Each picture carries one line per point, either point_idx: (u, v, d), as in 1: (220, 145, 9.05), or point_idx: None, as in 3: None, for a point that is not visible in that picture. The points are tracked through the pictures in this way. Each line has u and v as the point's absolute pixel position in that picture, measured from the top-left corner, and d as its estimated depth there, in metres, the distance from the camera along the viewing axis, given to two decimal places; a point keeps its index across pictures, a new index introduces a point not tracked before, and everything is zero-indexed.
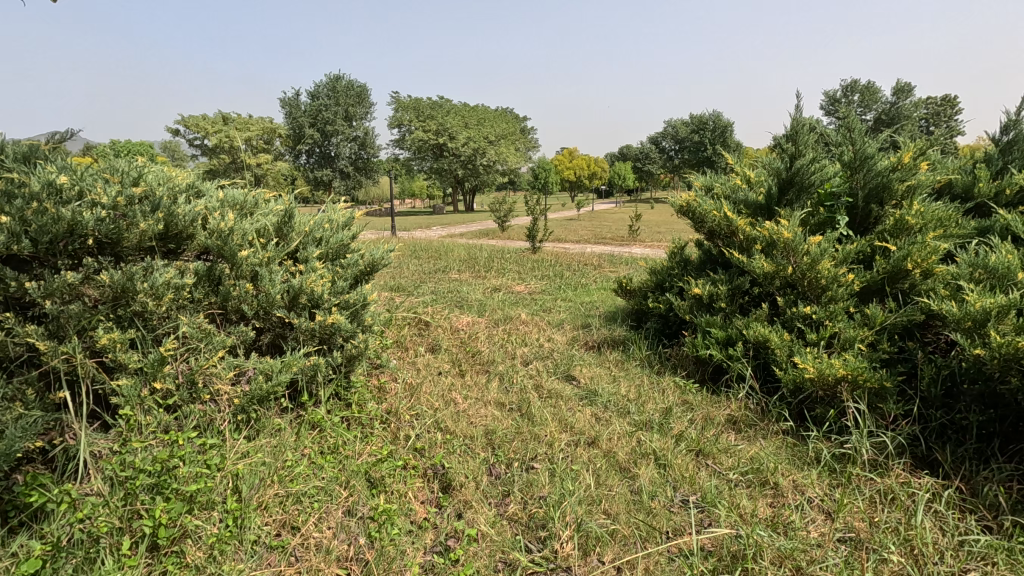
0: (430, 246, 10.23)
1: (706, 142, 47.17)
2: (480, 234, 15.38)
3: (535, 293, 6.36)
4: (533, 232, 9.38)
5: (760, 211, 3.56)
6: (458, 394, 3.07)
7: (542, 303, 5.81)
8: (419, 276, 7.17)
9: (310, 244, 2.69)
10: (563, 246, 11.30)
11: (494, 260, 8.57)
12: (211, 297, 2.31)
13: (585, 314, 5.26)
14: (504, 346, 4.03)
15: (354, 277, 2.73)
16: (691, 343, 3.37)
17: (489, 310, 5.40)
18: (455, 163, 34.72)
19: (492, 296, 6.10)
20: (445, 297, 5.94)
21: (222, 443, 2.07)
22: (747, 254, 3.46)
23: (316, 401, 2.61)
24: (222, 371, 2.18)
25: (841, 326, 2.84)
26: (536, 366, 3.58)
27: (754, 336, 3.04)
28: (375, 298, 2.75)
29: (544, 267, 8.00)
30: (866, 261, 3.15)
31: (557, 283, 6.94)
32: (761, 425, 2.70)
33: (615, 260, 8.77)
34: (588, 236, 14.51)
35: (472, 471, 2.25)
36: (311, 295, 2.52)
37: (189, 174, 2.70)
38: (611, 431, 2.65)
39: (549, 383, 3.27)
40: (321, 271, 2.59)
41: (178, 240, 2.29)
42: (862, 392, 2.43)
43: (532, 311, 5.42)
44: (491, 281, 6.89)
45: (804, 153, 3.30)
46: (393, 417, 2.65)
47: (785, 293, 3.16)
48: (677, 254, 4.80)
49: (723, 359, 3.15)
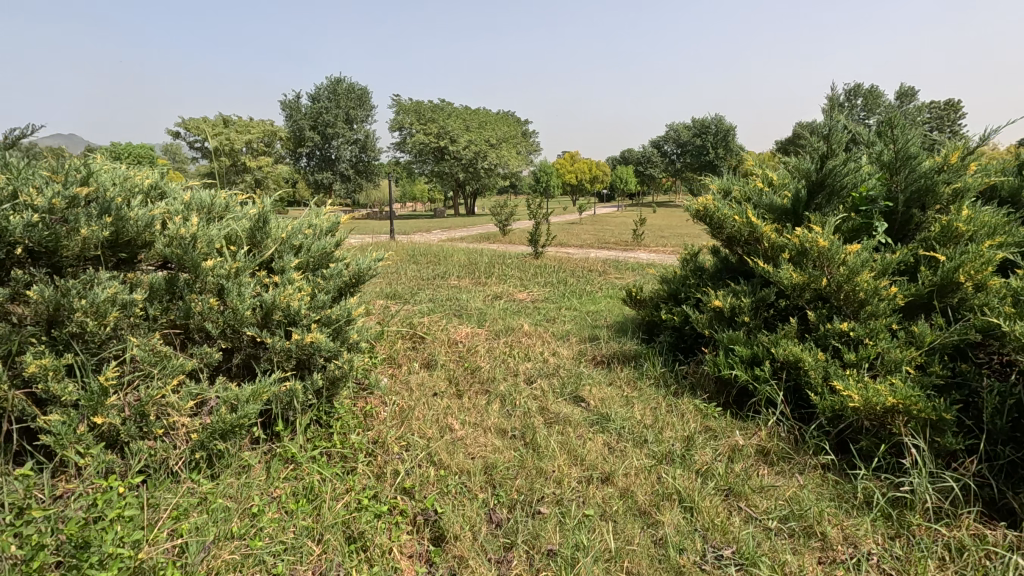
0: (429, 250, 9.94)
1: (709, 146, 46.95)
2: (480, 238, 15.09)
3: (539, 301, 6.05)
4: (535, 237, 9.08)
5: (786, 216, 3.25)
6: (455, 418, 2.76)
7: (545, 312, 5.50)
8: (417, 283, 6.87)
9: (288, 253, 2.38)
10: (566, 250, 11.00)
11: (495, 265, 8.26)
12: (169, 314, 2.01)
13: (592, 325, 4.95)
14: (505, 362, 3.72)
15: (339, 290, 2.44)
16: (711, 361, 3.06)
17: (489, 319, 5.10)
18: (456, 166, 34.47)
19: (492, 304, 5.80)
20: (444, 305, 5.64)
21: (172, 491, 1.77)
22: (772, 263, 3.15)
23: (293, 430, 2.31)
24: (178, 402, 1.88)
25: (884, 346, 2.53)
26: (541, 385, 3.27)
27: (783, 355, 2.73)
28: (360, 313, 2.45)
29: (547, 273, 7.70)
30: (906, 272, 2.85)
31: (561, 290, 6.63)
32: (796, 458, 2.40)
33: (620, 266, 8.45)
34: (591, 240, 14.22)
35: (467, 517, 1.94)
36: (288, 310, 2.22)
37: (151, 173, 2.40)
38: (627, 466, 2.34)
39: (555, 405, 2.96)
40: (299, 284, 2.29)
41: (131, 248, 1.99)
42: (916, 425, 2.12)
43: (535, 320, 5.11)
44: (492, 288, 6.58)
45: (837, 153, 2.99)
46: (380, 449, 2.34)
47: (817, 307, 2.85)
48: (690, 261, 4.49)
49: (748, 380, 2.84)
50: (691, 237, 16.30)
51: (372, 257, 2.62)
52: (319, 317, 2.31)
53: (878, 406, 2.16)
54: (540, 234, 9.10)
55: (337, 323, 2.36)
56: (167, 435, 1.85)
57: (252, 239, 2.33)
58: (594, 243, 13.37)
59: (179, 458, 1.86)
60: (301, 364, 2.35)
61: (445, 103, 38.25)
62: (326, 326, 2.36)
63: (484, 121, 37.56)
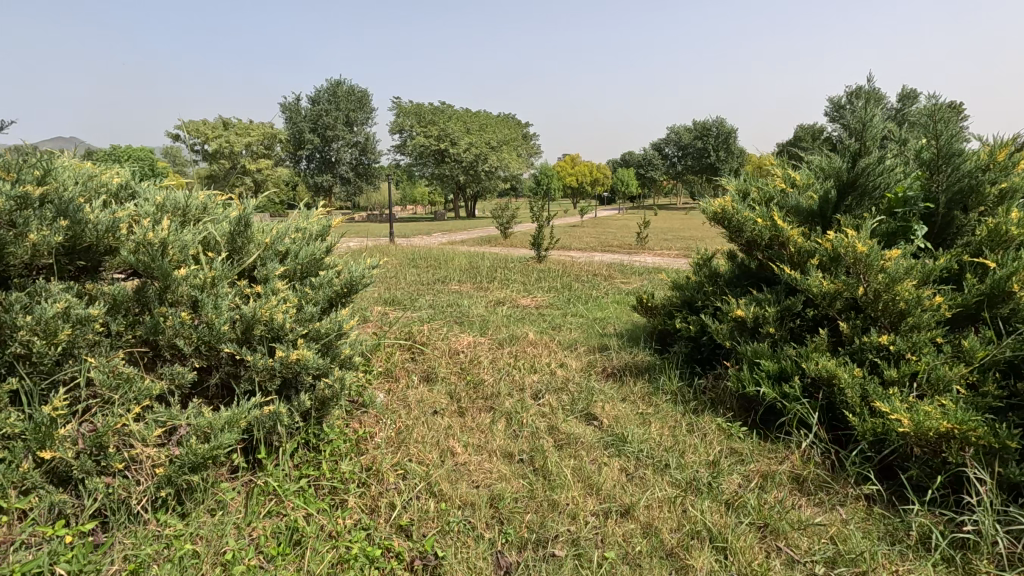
0: (429, 254, 9.71)
1: (710, 149, 46.78)
2: (481, 242, 14.87)
3: (543, 308, 5.82)
4: (538, 240, 8.84)
5: (812, 219, 3.02)
6: (457, 440, 2.53)
7: (550, 319, 5.27)
8: (416, 288, 6.64)
9: (272, 260, 2.15)
10: (570, 254, 10.77)
11: (497, 269, 8.02)
12: (135, 329, 1.79)
13: (600, 333, 4.72)
14: (510, 375, 3.49)
15: (329, 300, 2.22)
16: (734, 376, 2.82)
17: (492, 327, 4.86)
18: (456, 169, 34.30)
19: (495, 311, 5.56)
20: (445, 312, 5.40)
21: (132, 538, 1.55)
22: (799, 270, 2.92)
23: (278, 457, 2.08)
24: (143, 432, 1.65)
25: (929, 362, 2.30)
26: (549, 401, 3.04)
27: (815, 371, 2.50)
28: (352, 326, 2.22)
29: (551, 278, 7.47)
30: (948, 279, 2.62)
31: (566, 296, 6.39)
32: (835, 487, 2.17)
33: (625, 271, 8.22)
34: (594, 243, 13.99)
35: (472, 562, 1.72)
36: (271, 323, 1.99)
37: (120, 172, 2.18)
38: (648, 497, 2.11)
39: (565, 424, 2.73)
40: (284, 294, 2.06)
41: (91, 256, 1.77)
42: (976, 453, 1.89)
43: (541, 328, 4.88)
44: (494, 294, 6.35)
45: (871, 151, 2.76)
46: (375, 478, 2.12)
47: (850, 318, 2.63)
48: (704, 267, 4.26)
49: (775, 398, 2.61)
50: (695, 240, 16.07)
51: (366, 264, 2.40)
52: (306, 331, 2.08)
53: (932, 431, 1.93)
54: (543, 237, 8.88)
55: (326, 338, 2.13)
56: (128, 470, 1.62)
57: (232, 243, 2.09)
58: (597, 246, 13.14)
59: (143, 497, 1.63)
60: (287, 383, 2.12)
61: (446, 106, 38.08)
62: (315, 341, 2.13)
63: (485, 123, 37.40)
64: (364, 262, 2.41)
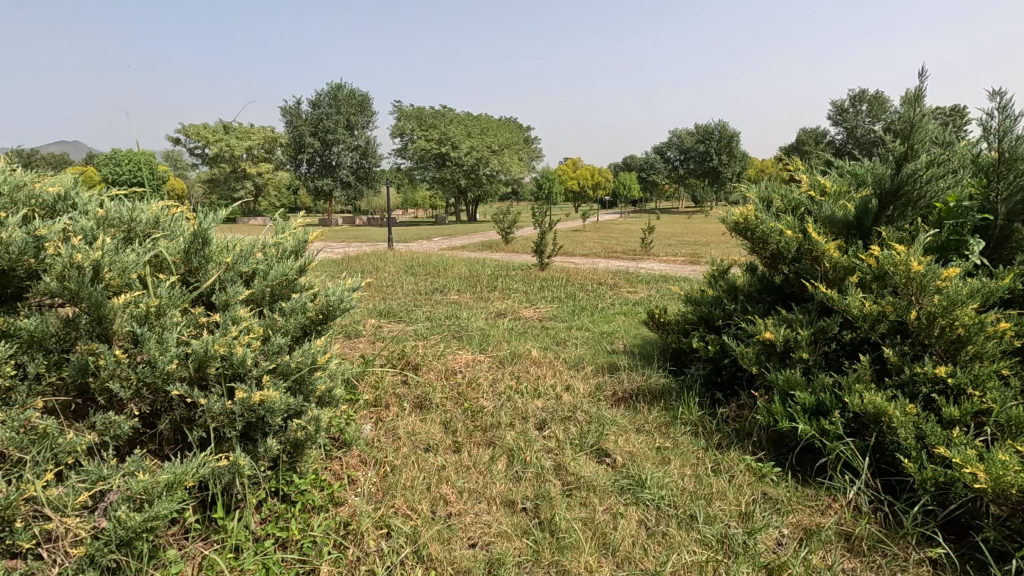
0: (428, 261, 9.40)
1: (713, 152, 46.56)
2: (482, 247, 14.57)
3: (546, 320, 5.51)
4: (541, 247, 8.55)
5: (849, 231, 2.71)
6: (451, 485, 2.24)
7: (553, 333, 4.95)
8: (413, 299, 6.33)
9: (234, 283, 1.84)
10: (573, 260, 10.49)
11: (498, 278, 7.71)
12: (60, 369, 1.50)
13: (607, 350, 4.42)
14: (512, 400, 3.18)
15: (303, 329, 1.91)
16: (763, 407, 2.51)
17: (492, 343, 4.55)
18: (458, 173, 34.11)
19: (495, 324, 5.27)
20: (443, 326, 5.10)
21: None
22: (835, 288, 2.61)
23: (239, 516, 1.77)
24: (61, 500, 1.35)
25: (996, 399, 2.00)
26: (554, 434, 2.74)
27: (860, 407, 2.18)
28: (328, 359, 1.91)
29: (554, 286, 7.17)
30: (1008, 301, 2.31)
31: (570, 307, 6.08)
32: (893, 549, 1.86)
33: (631, 279, 7.91)
34: (597, 249, 13.69)
35: None
36: (229, 359, 1.68)
37: (61, 181, 1.88)
38: (672, 559, 1.81)
39: (573, 463, 2.43)
40: (246, 323, 1.75)
41: (9, 281, 1.49)
42: None
43: (544, 344, 4.58)
44: (494, 305, 6.04)
45: (919, 154, 2.45)
46: (353, 539, 1.82)
47: (897, 344, 2.32)
48: (720, 280, 3.96)
49: (813, 436, 2.29)
50: (699, 245, 15.77)
51: (346, 286, 2.10)
52: (273, 366, 1.78)
53: (1015, 489, 1.62)
54: (546, 244, 8.57)
55: (298, 374, 1.83)
56: (41, 549, 1.31)
57: (187, 263, 1.79)
58: (600, 252, 12.82)
59: None
60: (251, 427, 1.81)
61: (447, 109, 37.84)
62: (284, 377, 1.83)
63: (485, 127, 37.15)
64: (344, 283, 2.11)
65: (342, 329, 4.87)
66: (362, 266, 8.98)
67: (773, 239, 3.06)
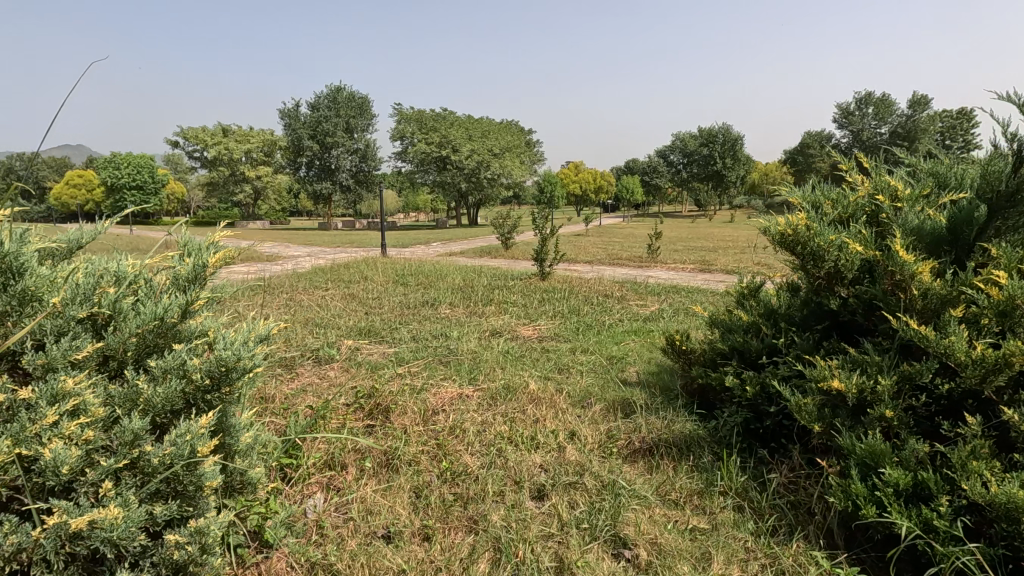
0: (421, 270, 8.77)
1: (717, 155, 45.93)
2: (482, 253, 13.94)
3: (547, 341, 4.87)
4: (542, 254, 7.95)
5: (941, 249, 2.08)
6: None
7: (555, 358, 4.31)
8: (400, 316, 5.70)
9: (67, 336, 1.23)
10: (577, 268, 9.86)
11: (495, 290, 7.07)
12: None
13: (617, 380, 3.80)
14: (504, 458, 2.55)
15: (183, 400, 1.29)
16: (836, 484, 1.88)
17: (485, 373, 3.92)
18: (459, 176, 33.55)
19: (489, 345, 4.66)
20: (429, 350, 4.47)
21: None
22: (928, 322, 1.99)
23: None
24: None
25: None
26: (556, 512, 2.12)
27: (986, 500, 1.56)
28: (210, 451, 1.25)
29: (556, 298, 6.56)
30: None
31: (574, 324, 5.45)
32: None
33: (640, 291, 7.27)
34: (601, 255, 13.04)
35: None
36: (37, 465, 1.07)
37: None
38: None
39: (580, 560, 1.82)
40: (74, 402, 1.15)
41: None
42: None
43: (544, 371, 3.97)
44: (489, 323, 5.41)
45: None
46: None
47: None
48: (753, 303, 3.36)
49: (915, 534, 1.67)
50: (708, 251, 15.07)
51: (256, 334, 1.48)
52: (122, 464, 1.16)
53: None
54: (547, 253, 7.94)
55: (165, 473, 1.21)
56: None
57: None
58: (606, 259, 12.16)
59: None
60: (94, 556, 1.19)
61: (447, 111, 37.26)
62: (143, 478, 1.21)
63: (486, 129, 36.51)
64: (255, 329, 1.49)
65: (313, 354, 4.24)
66: (350, 276, 8.35)
67: (833, 257, 2.43)
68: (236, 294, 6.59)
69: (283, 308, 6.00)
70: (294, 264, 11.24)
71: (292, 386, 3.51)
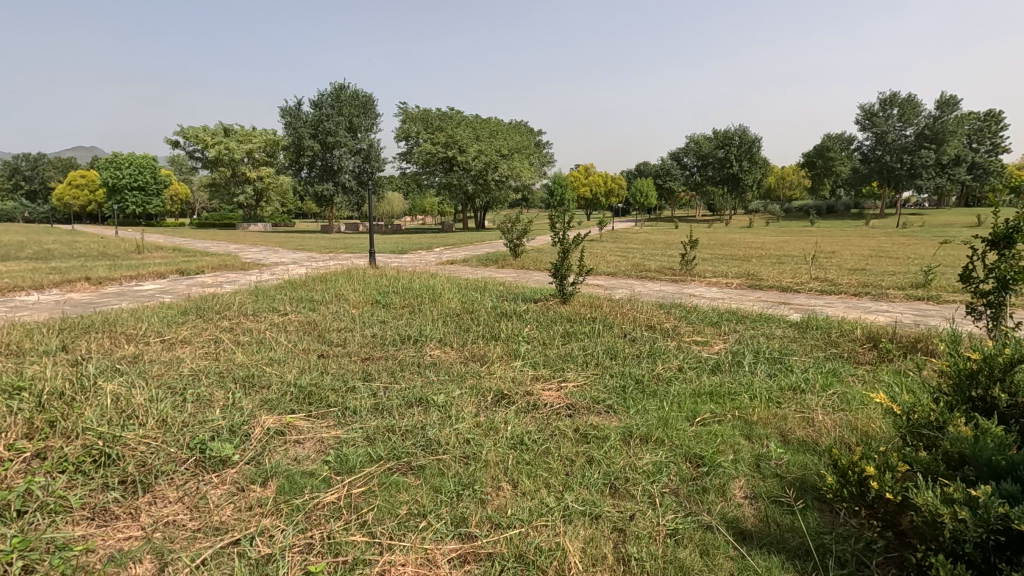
0: (410, 286, 7.03)
1: (734, 159, 43.90)
2: (488, 262, 12.19)
3: (581, 416, 3.14)
4: (560, 270, 6.18)
5: None
6: None
7: (604, 458, 2.59)
8: (368, 365, 3.96)
9: None
10: (602, 285, 8.09)
11: (501, 319, 5.32)
12: None
13: (723, 523, 2.07)
14: None
15: None
16: None
17: (483, 501, 2.21)
18: (465, 178, 31.88)
19: (489, 426, 2.92)
20: (394, 438, 2.75)
21: None
22: None
23: None
24: None
25: None
26: None
27: None
28: None
29: (583, 334, 4.81)
30: None
31: (617, 381, 3.70)
32: None
33: (692, 321, 5.48)
34: (625, 266, 11.25)
35: None
36: None
37: None
38: None
39: None
40: None
41: None
42: None
43: (585, 496, 2.24)
44: (493, 377, 3.68)
45: None
46: None
47: None
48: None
49: None
50: (745, 262, 13.17)
51: None
52: None
53: None
54: (569, 268, 6.18)
55: None
56: None
57: None
58: (631, 272, 10.37)
59: None
60: None
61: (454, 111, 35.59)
62: None
63: (496, 129, 34.79)
64: None
65: (198, 448, 2.53)
66: (321, 295, 6.63)
67: None
68: (154, 325, 4.87)
69: (208, 347, 4.27)
70: (265, 275, 9.53)
71: (111, 554, 1.83)
